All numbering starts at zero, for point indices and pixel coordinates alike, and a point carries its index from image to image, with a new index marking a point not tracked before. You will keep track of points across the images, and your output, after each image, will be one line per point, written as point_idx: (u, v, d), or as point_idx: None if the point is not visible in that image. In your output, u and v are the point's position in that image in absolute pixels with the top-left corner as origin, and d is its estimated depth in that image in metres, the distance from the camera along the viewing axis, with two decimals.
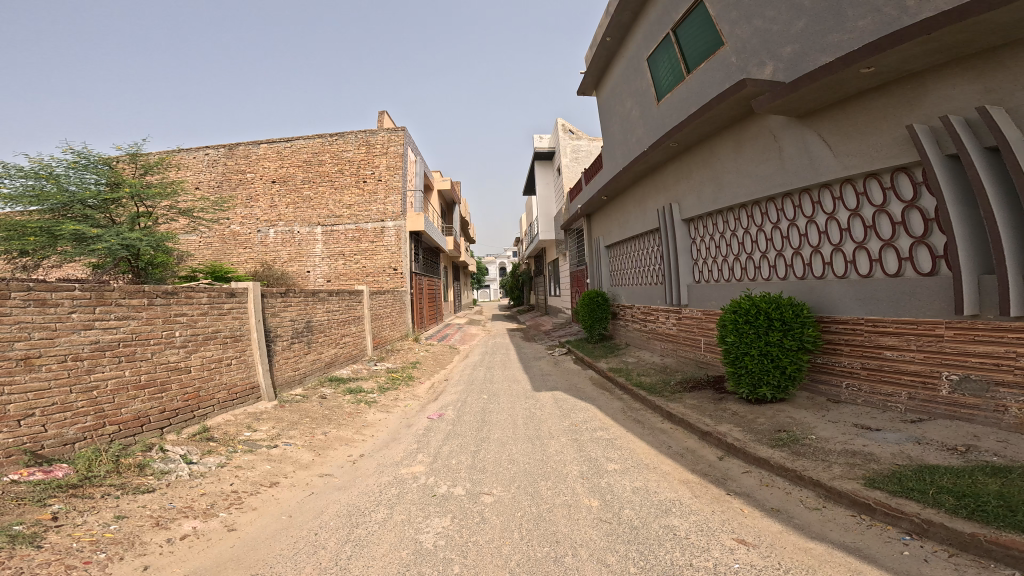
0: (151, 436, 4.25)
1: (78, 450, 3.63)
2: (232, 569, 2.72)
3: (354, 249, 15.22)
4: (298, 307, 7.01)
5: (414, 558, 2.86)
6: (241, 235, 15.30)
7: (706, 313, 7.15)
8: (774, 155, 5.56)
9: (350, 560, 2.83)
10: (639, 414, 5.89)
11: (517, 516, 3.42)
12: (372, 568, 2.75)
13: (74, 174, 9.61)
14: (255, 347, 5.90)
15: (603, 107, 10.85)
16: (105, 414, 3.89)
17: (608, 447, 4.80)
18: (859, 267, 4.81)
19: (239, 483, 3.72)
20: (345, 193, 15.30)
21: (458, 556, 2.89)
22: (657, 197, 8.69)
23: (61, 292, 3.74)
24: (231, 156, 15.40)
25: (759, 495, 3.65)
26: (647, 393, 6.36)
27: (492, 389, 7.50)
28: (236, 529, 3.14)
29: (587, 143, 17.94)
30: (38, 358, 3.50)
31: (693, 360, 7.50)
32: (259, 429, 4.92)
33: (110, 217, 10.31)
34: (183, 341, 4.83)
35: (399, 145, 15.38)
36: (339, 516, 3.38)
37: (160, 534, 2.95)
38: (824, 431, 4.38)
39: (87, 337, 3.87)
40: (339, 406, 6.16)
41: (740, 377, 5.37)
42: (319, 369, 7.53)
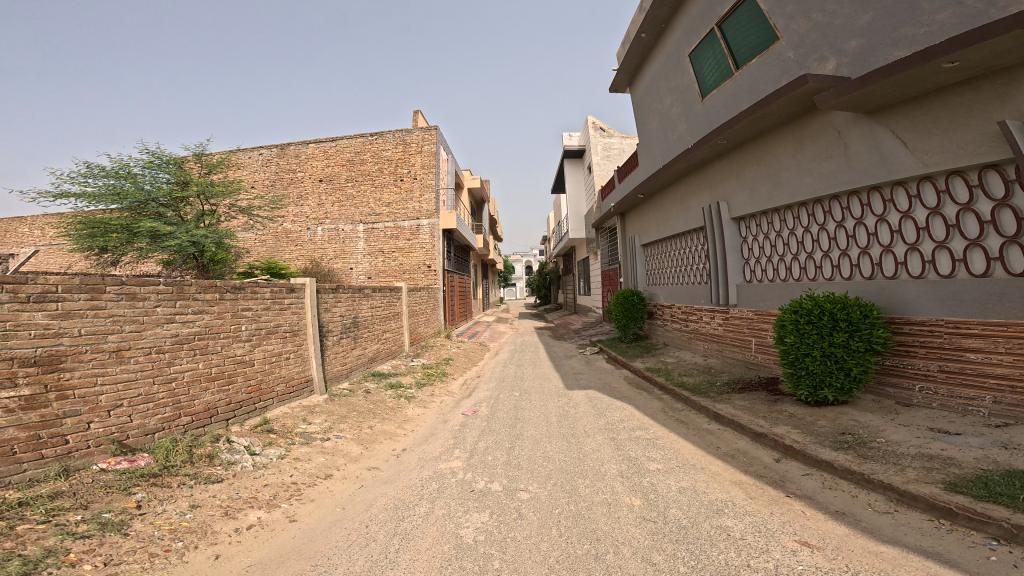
0: (218, 427, 4.53)
1: (157, 439, 3.94)
2: (294, 561, 2.90)
3: (392, 246, 15.44)
4: (347, 303, 7.25)
5: (456, 553, 2.95)
6: (291, 232, 15.74)
7: (760, 313, 6.80)
8: (839, 152, 5.18)
9: (398, 554, 2.94)
10: (682, 414, 5.77)
11: (556, 513, 3.44)
12: (419, 562, 2.86)
13: (149, 173, 10.23)
14: (310, 341, 6.14)
15: (636, 106, 10.49)
16: (181, 405, 4.20)
17: (650, 446, 4.73)
18: (938, 266, 4.45)
19: (299, 474, 3.92)
20: (384, 192, 15.53)
21: (498, 551, 2.97)
22: (702, 194, 8.32)
23: (148, 290, 4.08)
24: (283, 156, 15.93)
25: (821, 498, 3.53)
26: (691, 394, 6.20)
27: (530, 387, 7.49)
28: (297, 520, 3.32)
29: (619, 141, 17.27)
30: (128, 351, 3.84)
31: (741, 361, 7.24)
32: (312, 422, 5.13)
33: (179, 214, 10.92)
34: (248, 335, 5.08)
35: (432, 144, 15.44)
36: (387, 509, 3.49)
37: (229, 524, 3.17)
38: (894, 434, 4.15)
39: (168, 330, 4.21)
40: (382, 401, 6.33)
41: (799, 380, 5.14)
42: (364, 365, 7.74)
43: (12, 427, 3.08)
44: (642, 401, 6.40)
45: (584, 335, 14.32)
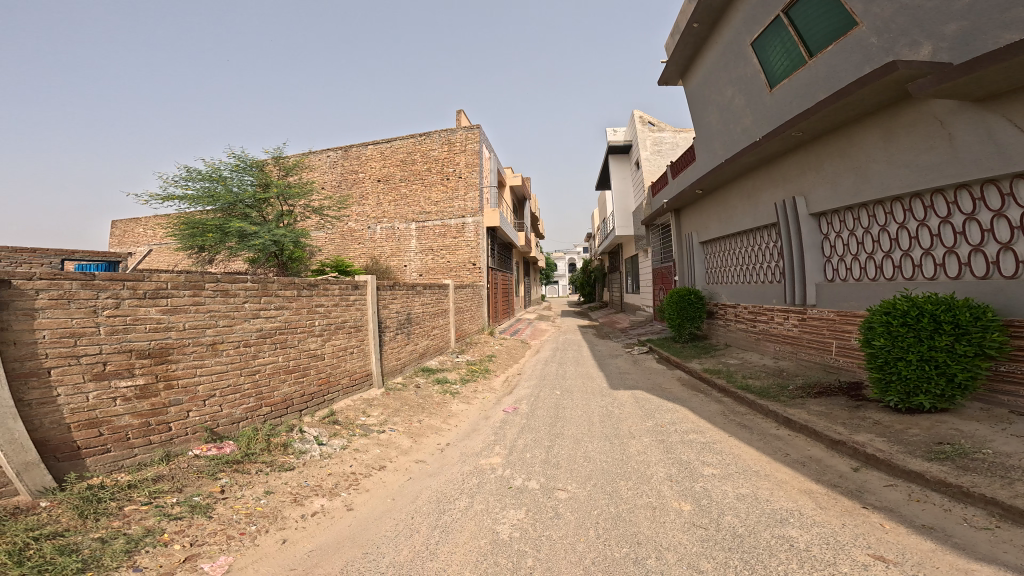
0: (292, 417, 4.99)
1: (241, 428, 4.44)
2: (348, 547, 3.15)
3: (440, 245, 15.42)
4: (401, 299, 7.58)
5: (491, 549, 3.05)
6: (355, 231, 16.23)
7: (842, 313, 6.45)
8: (942, 144, 4.80)
9: (438, 546, 3.09)
10: (745, 418, 5.48)
11: (594, 514, 3.45)
12: (455, 555, 2.99)
13: (237, 178, 12.68)
14: (370, 337, 6.50)
15: (693, 98, 10.41)
16: (263, 397, 4.68)
17: (704, 449, 4.57)
18: (1002, 267, 4.48)
19: (357, 465, 4.26)
20: (432, 190, 15.53)
21: (532, 548, 3.05)
22: (779, 189, 7.96)
23: (237, 287, 4.53)
24: (346, 157, 16.53)
25: (906, 511, 3.23)
26: (756, 397, 5.90)
27: (575, 383, 7.36)
28: (353, 509, 3.62)
29: (671, 134, 16.00)
30: (221, 344, 4.33)
31: (821, 365, 6.85)
32: (371, 414, 5.50)
33: (261, 215, 13.26)
34: (321, 329, 5.52)
35: (475, 143, 15.17)
36: (430, 501, 3.64)
37: (297, 510, 3.54)
38: (1002, 445, 3.69)
39: (254, 325, 4.67)
40: (430, 396, 6.56)
41: (889, 385, 4.67)
42: (414, 360, 8.03)
43: (127, 413, 3.61)
44: (699, 402, 6.10)
45: (630, 335, 13.40)
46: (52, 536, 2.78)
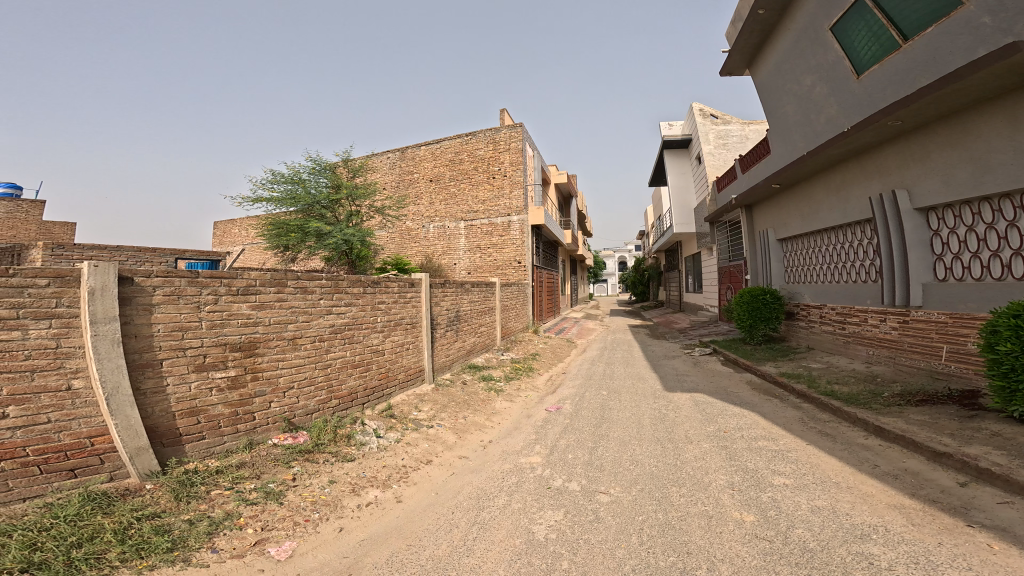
0: (356, 410, 5.26)
1: (314, 419, 4.75)
2: (393, 538, 3.24)
3: (488, 243, 15.55)
4: (451, 297, 7.73)
5: (526, 549, 3.04)
6: (412, 229, 16.73)
7: (956, 315, 5.75)
8: None
9: (474, 542, 3.11)
10: (827, 426, 5.05)
11: (639, 520, 3.30)
12: (489, 553, 3.00)
13: (314, 179, 13.66)
14: (423, 332, 6.69)
15: (760, 88, 9.87)
16: (333, 389, 4.98)
17: (777, 459, 4.20)
18: (1016, 269, 5.20)
19: (408, 458, 4.43)
20: (480, 189, 15.69)
21: (568, 551, 3.01)
22: (873, 181, 7.29)
23: (315, 285, 4.85)
24: (403, 158, 17.08)
25: (1022, 531, 2.83)
26: (842, 404, 5.40)
27: (625, 381, 7.11)
28: (402, 501, 3.75)
29: (739, 128, 14.94)
30: (301, 339, 4.67)
31: (927, 372, 6.16)
32: (422, 409, 5.68)
33: (335, 215, 14.16)
34: (382, 326, 5.78)
35: (519, 141, 15.05)
36: (471, 497, 3.69)
37: (354, 500, 3.72)
38: None
39: (327, 321, 4.97)
40: (474, 393, 6.64)
41: (1014, 395, 4.13)
42: (463, 357, 8.15)
43: (219, 403, 3.98)
44: (772, 407, 5.67)
45: (686, 336, 12.59)
46: (150, 517, 3.13)
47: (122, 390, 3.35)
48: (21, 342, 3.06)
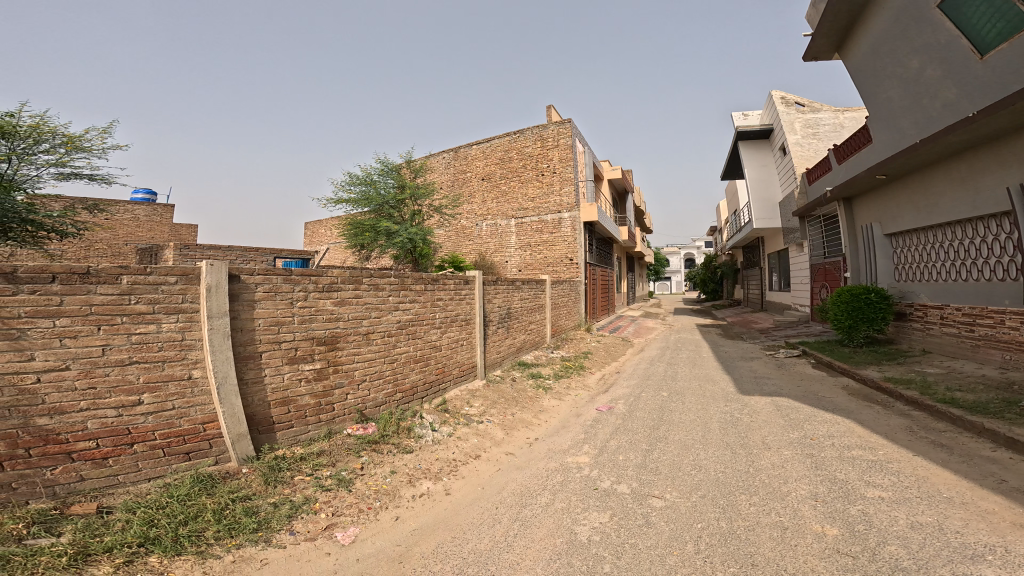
0: (416, 404, 5.44)
1: (381, 411, 4.98)
2: (442, 530, 3.29)
3: (538, 240, 15.40)
4: (502, 294, 7.73)
5: (567, 549, 2.96)
6: (467, 228, 17.04)
7: None
8: None
9: (515, 539, 3.08)
10: (941, 437, 4.19)
11: (697, 528, 3.06)
12: (529, 550, 2.96)
13: (382, 179, 14.59)
14: (478, 329, 6.78)
15: (853, 71, 8.98)
16: (398, 383, 5.21)
17: (876, 470, 3.43)
18: None
19: (458, 452, 4.50)
20: (529, 186, 15.58)
21: (611, 555, 2.89)
22: (1011, 167, 6.35)
23: (385, 281, 5.10)
24: (457, 158, 17.42)
25: None
26: (963, 413, 4.55)
27: (688, 382, 6.69)
28: (450, 494, 3.81)
29: (830, 114, 13.85)
30: (374, 334, 4.93)
31: None
32: (473, 405, 5.74)
33: (401, 215, 14.91)
34: (441, 322, 5.95)
35: (567, 137, 14.74)
36: (516, 494, 3.67)
37: (410, 491, 3.83)
38: None
39: (393, 317, 5.21)
40: (524, 390, 6.57)
41: None
42: (513, 353, 8.09)
43: (306, 394, 4.29)
44: (873, 415, 4.86)
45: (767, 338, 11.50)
46: (243, 498, 3.46)
47: (229, 380, 3.72)
48: (153, 334, 3.46)
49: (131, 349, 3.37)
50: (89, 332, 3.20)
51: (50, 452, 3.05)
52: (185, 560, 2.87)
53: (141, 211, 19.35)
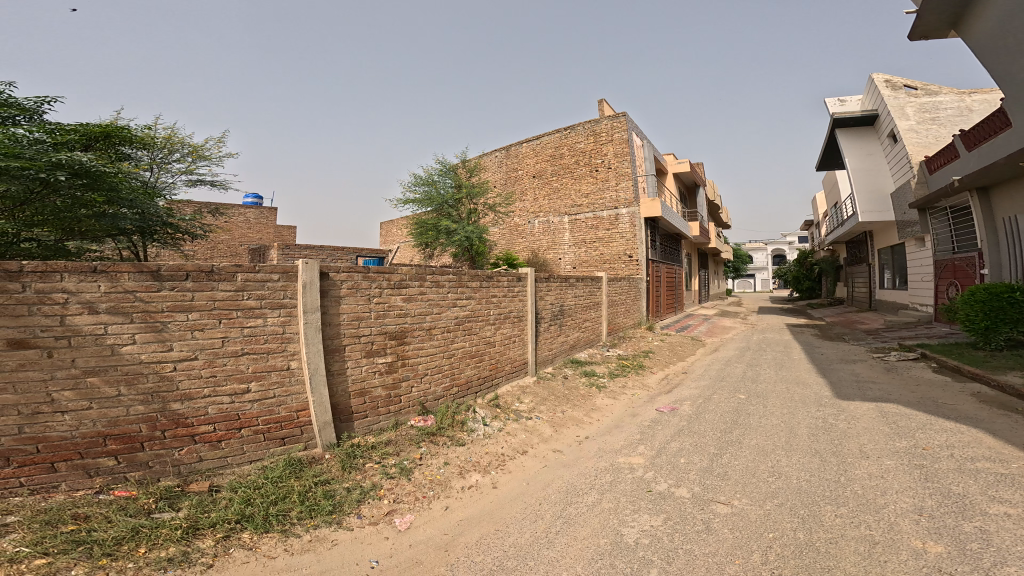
0: (469, 398, 5.54)
1: (439, 404, 5.14)
2: (487, 522, 3.24)
3: (593, 237, 14.83)
4: (555, 291, 7.54)
5: (611, 550, 2.75)
6: (519, 226, 16.81)
7: None
8: None
9: (557, 536, 2.94)
10: None
11: (767, 539, 2.68)
12: (571, 549, 2.79)
13: (440, 178, 15.17)
14: (529, 326, 6.72)
15: (981, 46, 7.71)
16: (455, 377, 5.35)
17: (1001, 484, 2.80)
18: None
19: (507, 447, 4.46)
20: (582, 183, 14.98)
21: (661, 560, 2.62)
22: None
23: (444, 278, 5.27)
24: (508, 156, 17.23)
25: None
26: None
27: (771, 384, 6.02)
28: (497, 487, 3.75)
29: (949, 95, 12.14)
30: (435, 329, 5.12)
31: None
32: (524, 400, 5.70)
33: (459, 213, 15.41)
34: (494, 319, 6.02)
35: (624, 131, 13.95)
36: (561, 491, 3.50)
37: (460, 482, 3.83)
38: None
39: (452, 313, 5.36)
40: (576, 387, 6.33)
41: None
42: (565, 351, 7.86)
43: (379, 385, 4.56)
44: (1007, 423, 3.96)
45: (877, 340, 9.91)
46: (324, 482, 3.69)
47: (319, 370, 4.06)
48: (261, 327, 3.82)
49: (243, 341, 3.75)
50: (213, 325, 3.62)
51: (179, 434, 3.52)
52: (270, 537, 3.13)
53: (251, 214, 21.90)
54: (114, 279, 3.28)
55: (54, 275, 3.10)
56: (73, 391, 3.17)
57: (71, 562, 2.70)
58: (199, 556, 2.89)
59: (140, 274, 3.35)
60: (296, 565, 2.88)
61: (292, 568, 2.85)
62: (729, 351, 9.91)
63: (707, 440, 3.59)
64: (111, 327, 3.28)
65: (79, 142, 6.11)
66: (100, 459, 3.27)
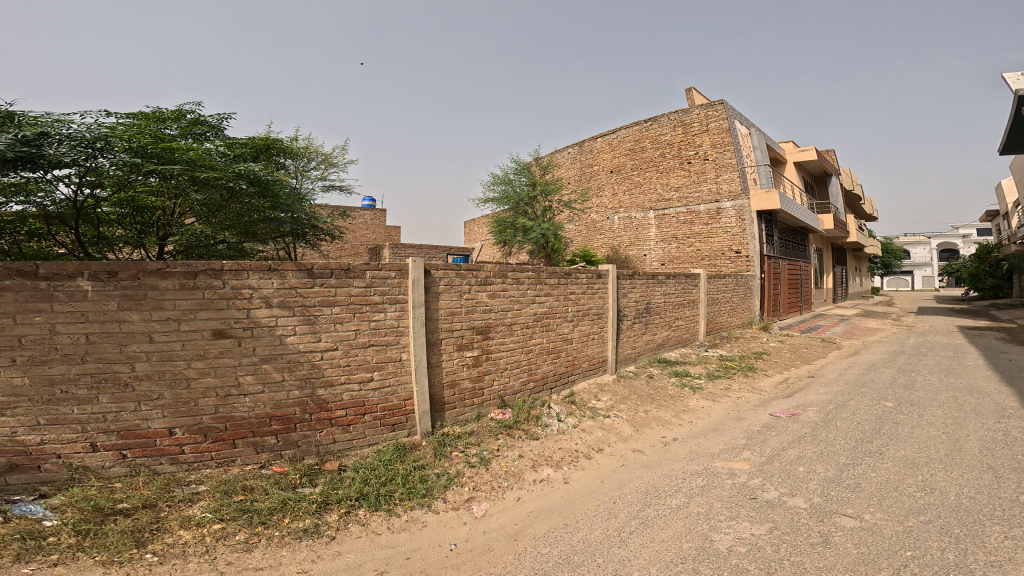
0: (545, 393, 5.66)
1: (517, 398, 5.33)
2: (560, 514, 3.17)
3: (687, 232, 13.74)
4: (642, 288, 7.23)
5: (694, 555, 2.45)
6: (596, 222, 16.44)
7: None
8: None
9: (630, 535, 2.72)
10: None
11: (903, 555, 2.18)
12: (645, 550, 2.55)
13: (516, 177, 15.73)
14: (610, 324, 6.59)
15: None
16: (532, 372, 5.51)
17: None
18: None
19: (581, 444, 4.39)
20: (671, 175, 13.99)
21: (758, 570, 2.25)
22: None
23: (524, 275, 5.37)
24: (582, 152, 16.99)
25: None
26: None
27: (929, 392, 5.05)
28: (568, 483, 3.68)
29: None
30: (516, 325, 5.30)
31: None
32: (602, 399, 5.62)
33: (534, 210, 15.86)
34: (573, 315, 6.00)
35: (721, 119, 12.77)
36: (639, 491, 3.26)
37: (531, 476, 3.83)
38: None
39: (532, 310, 5.47)
40: (664, 388, 6.10)
41: None
42: (652, 350, 7.60)
43: (466, 378, 4.86)
44: None
45: None
46: (421, 467, 3.92)
47: (422, 363, 4.45)
48: (382, 320, 4.28)
49: (370, 333, 4.22)
50: (349, 319, 4.12)
51: (321, 417, 4.04)
52: (379, 515, 3.37)
53: (368, 216, 24.40)
54: (281, 276, 3.86)
55: (243, 273, 3.73)
56: (253, 376, 3.81)
57: (238, 527, 3.17)
58: (325, 528, 3.21)
59: (300, 272, 3.91)
60: (395, 542, 3.05)
61: (392, 545, 3.02)
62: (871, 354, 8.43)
63: (841, 454, 3.27)
64: (280, 320, 3.87)
65: (251, 155, 8.12)
66: (266, 437, 3.87)
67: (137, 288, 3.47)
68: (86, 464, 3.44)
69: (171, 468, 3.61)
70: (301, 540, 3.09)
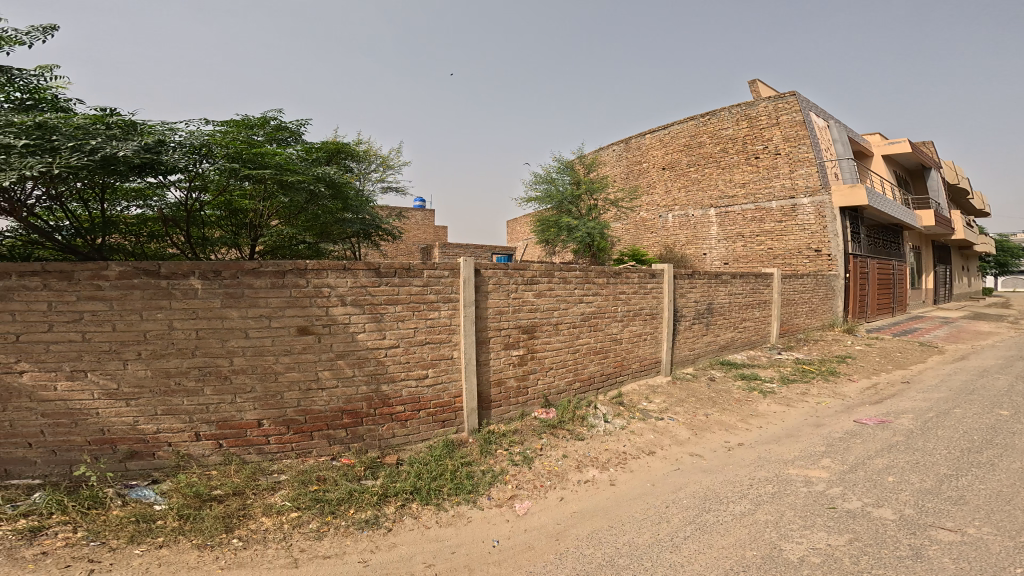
0: (592, 394, 5.58)
1: (562, 397, 5.30)
2: (611, 514, 3.05)
3: (754, 230, 13.02)
4: (703, 288, 6.90)
5: (759, 564, 2.23)
6: (648, 220, 16.12)
7: None
8: None
9: (684, 541, 2.53)
10: None
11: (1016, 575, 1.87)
12: (702, 557, 2.35)
13: (559, 174, 15.16)
14: (664, 324, 6.35)
15: None
16: (578, 372, 5.45)
17: None
18: None
19: (629, 445, 4.25)
20: (735, 172, 13.34)
21: None
22: None
23: (572, 274, 5.31)
24: (628, 149, 16.70)
25: None
26: None
27: None
28: (614, 485, 3.55)
29: None
30: (562, 324, 5.26)
31: None
32: (654, 401, 5.43)
33: (579, 209, 15.13)
34: (623, 315, 5.85)
35: (795, 112, 12.13)
36: (696, 496, 3.06)
37: (576, 476, 3.73)
38: None
39: (579, 309, 5.40)
40: (728, 392, 5.76)
41: None
42: (714, 351, 7.27)
43: (512, 376, 4.89)
44: None
45: None
46: (467, 463, 3.94)
47: (472, 360, 4.56)
48: (438, 318, 4.42)
49: (426, 331, 4.38)
50: (410, 317, 4.30)
51: (384, 412, 4.22)
52: (431, 509, 3.41)
53: (420, 217, 25.21)
54: (355, 275, 4.08)
55: (325, 273, 3.98)
56: (330, 371, 4.05)
57: (311, 516, 3.33)
58: (383, 519, 3.30)
59: (369, 272, 4.12)
60: (443, 536, 3.07)
61: (439, 539, 3.03)
62: (982, 360, 7.48)
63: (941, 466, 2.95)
64: (353, 317, 4.09)
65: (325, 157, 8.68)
66: (338, 430, 4.10)
67: (237, 286, 3.77)
68: (190, 452, 3.77)
69: (257, 457, 3.90)
70: (363, 530, 3.18)
